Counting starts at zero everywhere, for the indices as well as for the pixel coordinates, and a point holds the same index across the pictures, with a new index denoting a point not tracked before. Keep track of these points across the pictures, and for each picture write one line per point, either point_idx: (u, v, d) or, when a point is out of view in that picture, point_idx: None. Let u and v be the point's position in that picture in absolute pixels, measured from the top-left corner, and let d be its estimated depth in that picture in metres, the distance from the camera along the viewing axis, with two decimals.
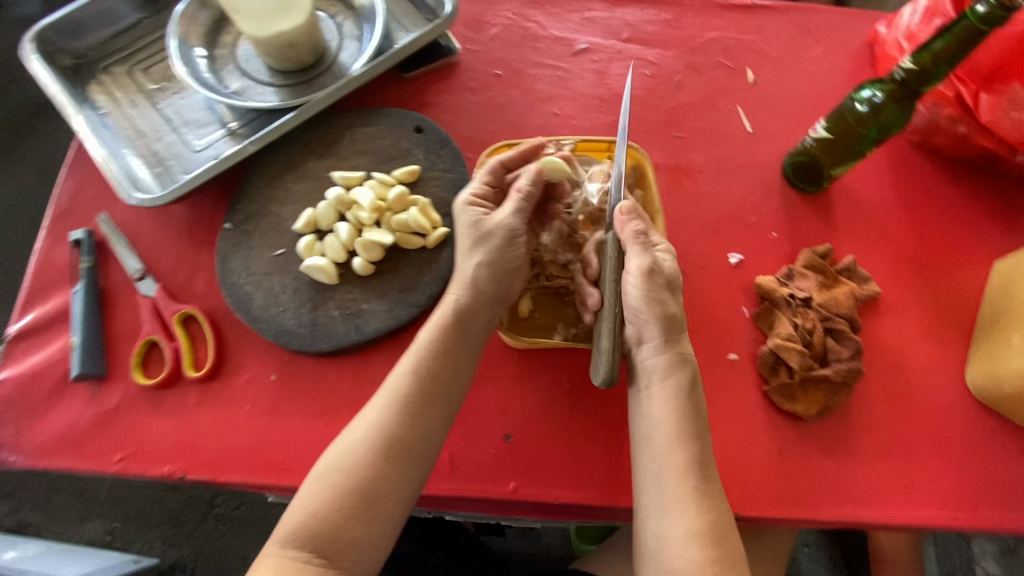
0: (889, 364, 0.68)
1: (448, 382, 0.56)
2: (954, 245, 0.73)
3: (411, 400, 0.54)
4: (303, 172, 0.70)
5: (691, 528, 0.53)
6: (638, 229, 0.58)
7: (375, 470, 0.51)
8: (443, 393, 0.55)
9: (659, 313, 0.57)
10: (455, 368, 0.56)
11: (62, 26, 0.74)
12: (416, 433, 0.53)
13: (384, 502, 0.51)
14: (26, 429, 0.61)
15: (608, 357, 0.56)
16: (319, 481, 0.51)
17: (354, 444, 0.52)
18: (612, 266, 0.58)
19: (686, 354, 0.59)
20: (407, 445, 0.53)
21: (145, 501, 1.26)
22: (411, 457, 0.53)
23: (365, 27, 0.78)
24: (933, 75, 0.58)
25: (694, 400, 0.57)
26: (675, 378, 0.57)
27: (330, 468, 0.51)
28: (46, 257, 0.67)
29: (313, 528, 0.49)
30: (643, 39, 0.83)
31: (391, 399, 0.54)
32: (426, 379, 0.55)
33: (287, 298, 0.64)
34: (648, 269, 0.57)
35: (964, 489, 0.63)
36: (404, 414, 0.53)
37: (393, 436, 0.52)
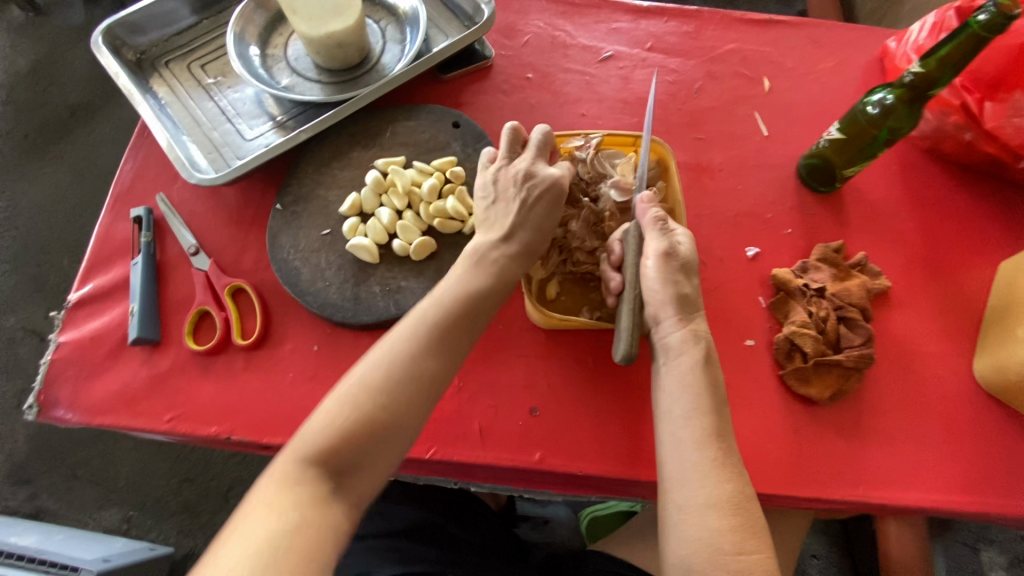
0: (900, 355, 0.71)
1: (472, 323, 0.56)
2: (962, 245, 0.77)
3: (439, 336, 0.54)
4: (348, 160, 0.75)
5: (712, 497, 0.51)
6: (659, 215, 0.61)
7: (403, 402, 0.50)
8: (467, 333, 0.56)
9: (675, 293, 0.58)
10: (483, 310, 0.57)
11: (130, 24, 0.81)
12: (440, 369, 0.53)
13: (407, 428, 0.50)
14: (83, 388, 0.65)
15: (628, 334, 0.57)
16: (341, 402, 0.49)
17: (379, 369, 0.51)
18: (633, 250, 0.60)
19: (701, 331, 0.59)
20: (435, 375, 0.53)
21: (162, 492, 1.28)
22: (434, 391, 0.53)
23: (407, 31, 0.84)
24: (940, 79, 0.62)
25: (710, 373, 0.57)
26: (692, 353, 0.57)
27: (353, 393, 0.49)
28: (107, 232, 0.72)
29: (334, 450, 0.47)
30: (665, 49, 0.88)
31: (417, 330, 0.53)
32: (454, 319, 0.55)
33: (331, 274, 0.68)
34: (667, 252, 0.59)
35: (973, 475, 0.66)
36: (431, 350, 0.53)
37: (421, 368, 0.52)
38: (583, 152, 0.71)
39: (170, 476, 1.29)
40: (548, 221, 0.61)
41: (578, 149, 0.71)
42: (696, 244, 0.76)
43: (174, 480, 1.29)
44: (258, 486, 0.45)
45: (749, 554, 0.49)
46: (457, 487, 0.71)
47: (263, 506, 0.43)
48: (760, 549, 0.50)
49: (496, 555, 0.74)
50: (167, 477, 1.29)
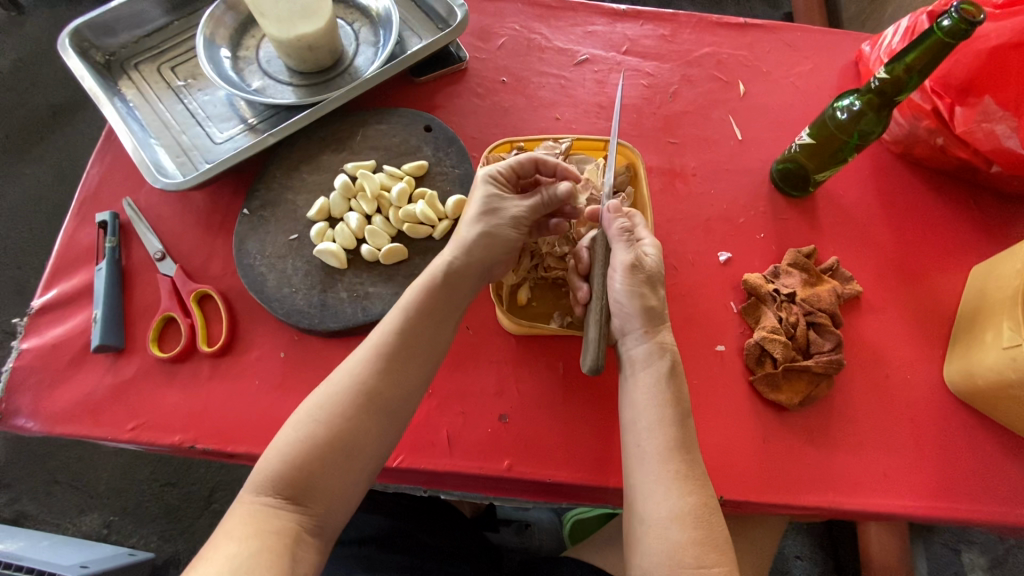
0: (870, 360, 0.71)
1: (428, 343, 0.57)
2: (933, 250, 0.77)
3: (391, 357, 0.55)
4: (318, 164, 0.74)
5: (674, 510, 0.51)
6: (625, 225, 0.59)
7: (355, 424, 0.52)
8: (426, 353, 0.57)
9: (641, 305, 0.57)
10: (437, 331, 0.58)
11: (98, 25, 0.80)
12: (397, 389, 0.55)
13: (362, 453, 0.52)
14: (45, 396, 0.64)
15: (595, 345, 0.57)
16: (296, 430, 0.51)
17: (332, 394, 0.53)
18: (601, 261, 0.59)
19: (666, 343, 0.58)
20: (387, 399, 0.54)
21: (142, 496, 1.26)
22: (390, 410, 0.54)
23: (380, 34, 0.83)
24: (906, 84, 0.62)
25: (675, 386, 0.56)
26: (657, 366, 0.57)
27: (308, 418, 0.52)
28: (72, 237, 0.71)
29: (288, 476, 0.49)
30: (641, 52, 0.88)
31: (370, 354, 0.55)
32: (409, 339, 0.56)
33: (298, 280, 0.67)
34: (633, 264, 0.57)
35: (942, 480, 0.66)
36: (384, 371, 0.55)
37: (372, 389, 0.54)
38: (551, 154, 0.71)
39: (150, 480, 1.27)
40: (480, 216, 0.61)
41: (548, 152, 0.71)
42: (669, 249, 0.75)
43: (154, 484, 1.26)
44: (227, 516, 0.48)
45: (710, 567, 0.49)
46: (427, 495, 0.70)
47: (225, 539, 0.46)
48: (721, 562, 0.50)
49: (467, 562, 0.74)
50: (147, 480, 1.27)
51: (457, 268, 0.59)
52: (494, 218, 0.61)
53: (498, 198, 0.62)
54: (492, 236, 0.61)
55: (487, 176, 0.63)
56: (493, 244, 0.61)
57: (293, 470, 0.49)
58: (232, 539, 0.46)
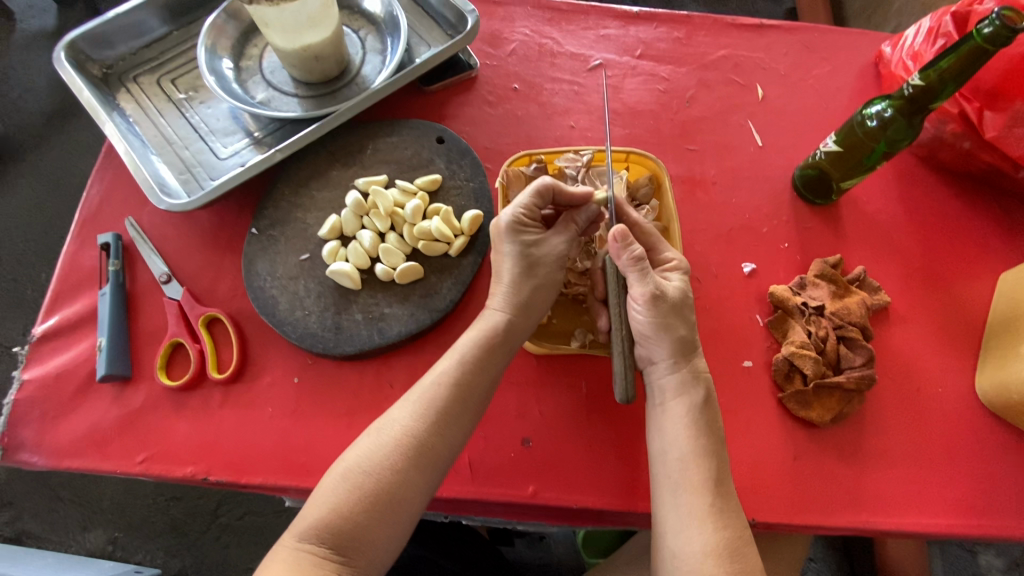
0: (901, 373, 0.69)
1: (480, 396, 0.56)
2: (961, 257, 0.75)
3: (444, 410, 0.54)
4: (328, 180, 0.72)
5: (709, 545, 0.50)
6: (637, 254, 0.55)
7: (405, 476, 0.51)
8: (478, 407, 0.56)
9: (670, 336, 0.56)
10: (488, 384, 0.57)
11: (95, 37, 0.77)
12: (449, 443, 0.54)
13: (407, 504, 0.51)
14: (50, 428, 0.61)
15: (621, 377, 0.55)
16: (345, 481, 0.50)
17: (382, 444, 0.52)
18: (615, 291, 0.57)
19: (701, 372, 0.58)
20: (436, 452, 0.53)
21: (150, 511, 1.21)
22: (439, 462, 0.53)
23: (387, 41, 0.80)
24: (940, 92, 0.60)
25: (709, 417, 0.56)
26: (691, 396, 0.56)
27: (358, 464, 0.51)
28: (73, 260, 0.69)
29: (335, 526, 0.48)
30: (655, 56, 0.86)
31: (422, 404, 0.54)
32: (463, 395, 0.55)
33: (311, 302, 0.65)
34: (656, 295, 0.55)
35: (977, 497, 0.64)
36: (436, 424, 0.53)
37: (425, 442, 0.52)
38: (572, 168, 0.69)
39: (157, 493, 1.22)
40: (526, 266, 0.60)
41: (569, 165, 0.69)
42: (691, 261, 0.73)
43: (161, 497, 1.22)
44: (271, 563, 0.47)
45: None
46: (448, 520, 0.69)
47: None
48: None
49: None
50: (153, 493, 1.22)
51: (514, 324, 0.59)
52: (537, 268, 0.60)
53: (536, 241, 0.60)
54: (540, 288, 0.60)
55: (512, 221, 0.60)
56: (545, 292, 0.61)
57: (343, 522, 0.48)
58: None
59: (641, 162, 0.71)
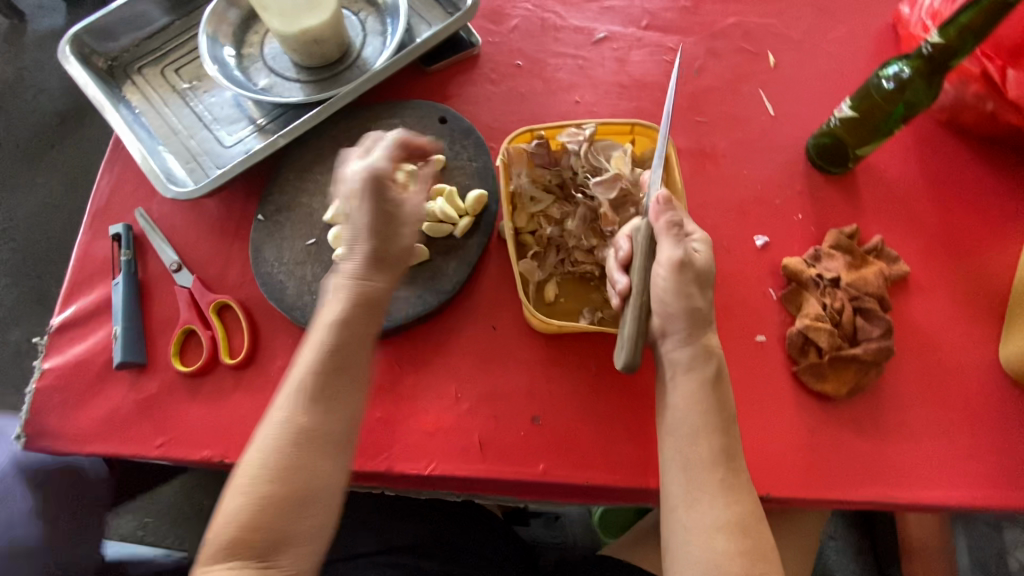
0: (920, 344, 0.67)
1: (352, 367, 0.55)
2: (984, 225, 0.72)
3: (319, 393, 0.53)
4: (332, 165, 0.71)
5: (719, 520, 0.50)
6: (673, 219, 0.56)
7: (303, 467, 0.51)
8: (339, 387, 0.54)
9: (686, 306, 0.54)
10: (353, 357, 0.55)
11: (98, 30, 0.77)
12: (332, 428, 0.53)
13: (318, 494, 0.51)
14: (71, 415, 0.63)
15: (629, 340, 0.54)
16: (245, 487, 0.50)
17: (274, 442, 0.51)
18: (644, 253, 0.56)
19: (713, 347, 0.56)
20: (321, 435, 0.52)
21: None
22: (325, 445, 0.52)
23: (388, 22, 0.79)
24: (959, 49, 0.58)
25: (720, 394, 0.54)
26: (701, 372, 0.55)
27: (257, 468, 0.50)
28: (87, 251, 0.70)
29: (248, 534, 0.48)
30: (662, 26, 0.83)
31: (297, 393, 0.53)
32: (304, 378, 0.53)
33: (319, 286, 0.65)
34: (682, 261, 0.54)
35: (1001, 468, 0.62)
36: (317, 408, 0.52)
37: (314, 428, 0.52)
38: (574, 142, 0.66)
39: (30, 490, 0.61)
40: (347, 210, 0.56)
41: (571, 140, 0.66)
42: None
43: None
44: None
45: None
46: (460, 498, 0.69)
47: None
48: (767, 571, 0.50)
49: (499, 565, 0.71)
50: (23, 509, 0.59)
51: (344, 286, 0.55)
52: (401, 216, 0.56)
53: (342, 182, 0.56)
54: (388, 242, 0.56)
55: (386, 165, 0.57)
56: (366, 237, 0.55)
57: (245, 528, 0.48)
58: None
59: (645, 134, 0.69)
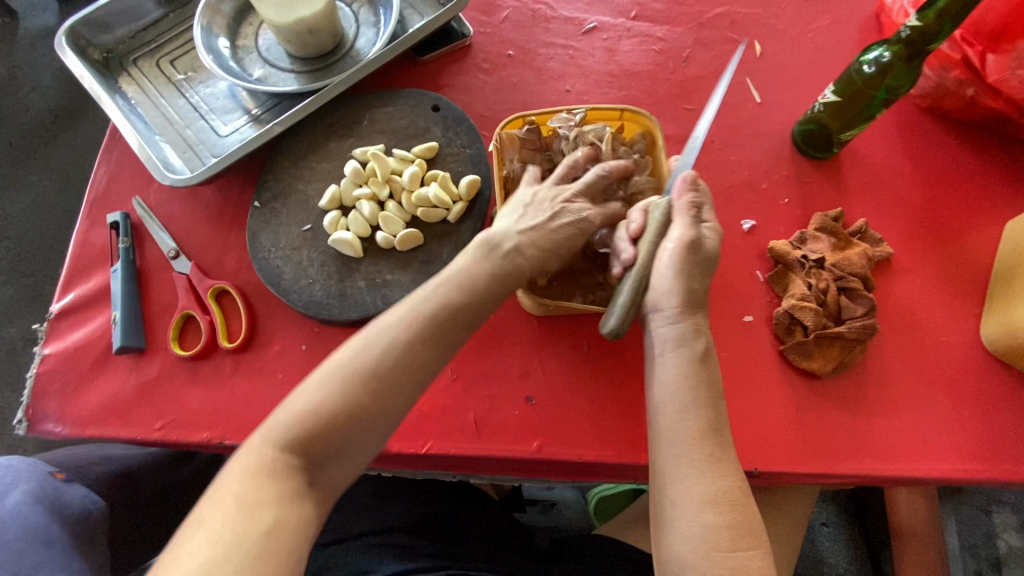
0: (904, 323, 0.69)
1: (468, 310, 0.53)
2: (965, 207, 0.74)
3: (429, 331, 0.50)
4: (326, 152, 0.73)
5: (707, 493, 0.51)
6: (695, 201, 0.58)
7: (380, 401, 0.48)
8: (413, 378, 0.49)
9: (684, 286, 0.56)
10: (474, 305, 0.53)
11: (93, 22, 0.78)
12: (373, 420, 0.48)
13: (378, 430, 0.48)
14: (71, 399, 0.64)
15: (622, 309, 0.56)
16: (322, 396, 0.46)
17: (368, 359, 0.48)
18: (655, 228, 0.58)
19: (701, 326, 0.57)
20: (407, 377, 0.49)
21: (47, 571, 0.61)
22: (407, 387, 0.49)
23: (381, 13, 0.80)
24: (937, 33, 0.59)
25: (707, 370, 0.56)
26: (690, 348, 0.56)
27: (336, 388, 0.47)
28: (85, 240, 0.71)
29: (308, 441, 0.45)
30: (651, 17, 0.85)
31: (414, 319, 0.50)
32: (386, 360, 0.48)
33: (315, 271, 0.66)
34: (692, 241, 0.56)
35: (982, 441, 0.64)
36: (418, 342, 0.50)
37: (409, 362, 0.49)
38: (565, 128, 0.67)
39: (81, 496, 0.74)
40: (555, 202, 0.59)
41: (563, 124, 0.68)
42: None
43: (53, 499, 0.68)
44: (226, 469, 0.44)
45: (743, 550, 0.50)
46: (456, 479, 0.71)
47: (227, 505, 0.41)
48: (753, 544, 0.50)
49: (494, 543, 0.73)
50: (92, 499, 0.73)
51: (524, 247, 0.56)
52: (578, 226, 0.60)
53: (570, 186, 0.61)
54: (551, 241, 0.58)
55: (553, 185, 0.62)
56: (567, 233, 0.59)
57: (245, 518, 0.40)
58: (223, 507, 0.41)
59: (634, 119, 0.70)
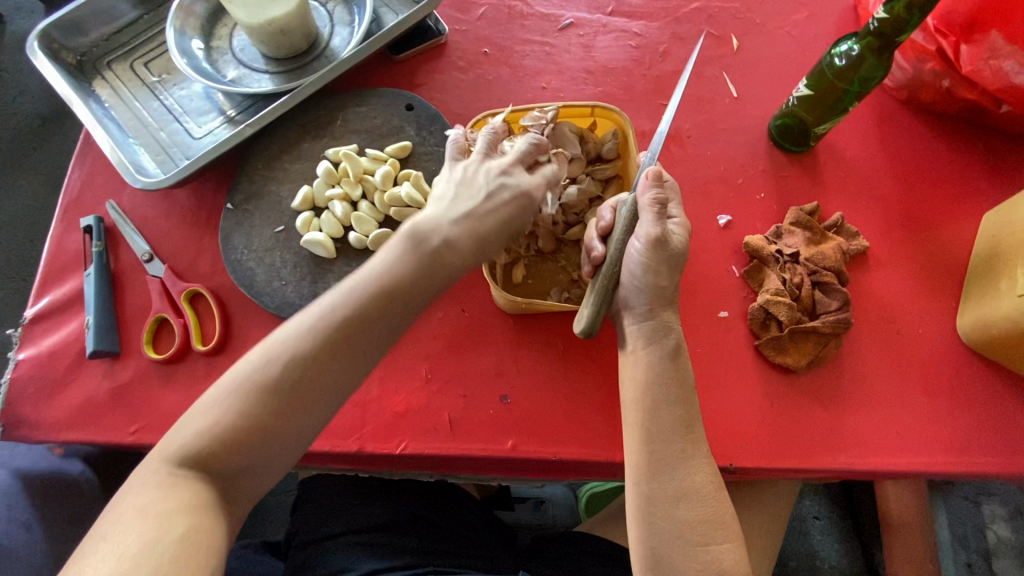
0: (879, 316, 0.69)
1: (372, 325, 0.49)
2: (942, 199, 0.74)
3: (328, 345, 0.48)
4: (299, 153, 0.72)
5: (680, 488, 0.51)
6: (659, 197, 0.55)
7: (283, 412, 0.47)
8: (322, 388, 0.48)
9: (652, 284, 0.56)
10: (379, 317, 0.50)
11: (66, 25, 0.78)
12: (279, 436, 0.47)
13: (290, 440, 0.48)
14: (46, 404, 0.64)
15: (592, 309, 0.56)
16: (224, 407, 0.46)
17: (264, 370, 0.47)
18: (622, 226, 0.56)
19: (671, 323, 0.57)
20: (315, 388, 0.48)
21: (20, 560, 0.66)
22: (313, 397, 0.48)
23: (355, 12, 0.80)
24: (907, 23, 0.58)
25: (678, 368, 0.56)
26: (661, 346, 0.56)
27: (242, 396, 0.46)
28: (59, 244, 0.70)
29: (213, 454, 0.46)
30: (628, 12, 0.84)
31: (311, 329, 0.48)
32: (292, 372, 0.47)
33: (288, 272, 0.66)
34: (658, 239, 0.55)
35: (958, 434, 0.64)
36: (319, 355, 0.48)
37: (310, 373, 0.48)
38: (538, 126, 0.65)
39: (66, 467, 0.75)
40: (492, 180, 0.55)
41: (534, 124, 0.65)
42: None
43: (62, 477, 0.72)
44: (138, 474, 0.46)
45: (716, 544, 0.50)
46: (434, 478, 0.71)
47: (138, 512, 0.43)
48: (727, 538, 0.51)
49: (474, 542, 0.72)
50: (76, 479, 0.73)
51: (455, 239, 0.52)
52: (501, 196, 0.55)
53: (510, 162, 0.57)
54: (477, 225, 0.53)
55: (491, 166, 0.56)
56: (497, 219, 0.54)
57: (146, 530, 0.42)
58: (138, 511, 0.43)
59: (607, 116, 0.70)
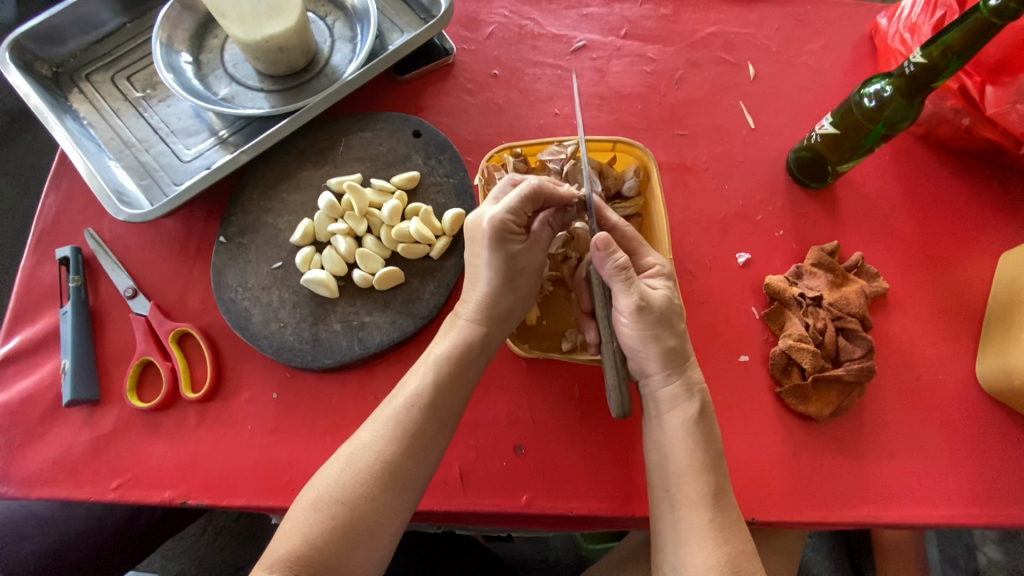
0: (900, 360, 0.67)
1: (454, 403, 0.52)
2: (960, 240, 0.73)
3: (414, 429, 0.50)
4: (299, 181, 0.68)
5: (709, 562, 0.48)
6: (620, 263, 0.51)
7: (377, 499, 0.47)
8: (420, 463, 0.49)
9: (659, 349, 0.53)
10: (455, 387, 0.52)
11: (41, 34, 0.71)
12: (373, 532, 0.46)
13: (383, 530, 0.47)
14: (17, 456, 0.58)
15: (615, 390, 0.53)
16: (316, 509, 0.46)
17: (355, 466, 0.48)
18: (601, 304, 0.54)
19: (697, 382, 0.55)
20: (406, 470, 0.49)
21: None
22: (407, 480, 0.49)
23: (357, 28, 0.75)
24: (943, 69, 0.57)
25: (705, 429, 0.53)
26: (685, 409, 0.53)
27: (332, 492, 0.47)
28: (31, 277, 0.65)
29: (311, 559, 0.44)
30: (642, 35, 0.81)
31: (392, 424, 0.50)
32: (393, 458, 0.48)
33: (287, 313, 0.62)
34: (639, 307, 0.52)
35: (980, 485, 0.63)
36: (405, 441, 0.49)
37: (397, 464, 0.48)
38: (557, 161, 0.64)
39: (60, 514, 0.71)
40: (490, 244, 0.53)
41: (553, 158, 0.64)
42: (683, 253, 0.71)
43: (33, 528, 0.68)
44: None
45: None
46: (440, 529, 0.67)
47: None
48: None
49: None
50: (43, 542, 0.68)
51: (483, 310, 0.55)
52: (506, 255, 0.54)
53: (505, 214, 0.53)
54: (499, 287, 0.54)
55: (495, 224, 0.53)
56: (509, 280, 0.55)
57: None
58: None
59: (628, 150, 0.68)
